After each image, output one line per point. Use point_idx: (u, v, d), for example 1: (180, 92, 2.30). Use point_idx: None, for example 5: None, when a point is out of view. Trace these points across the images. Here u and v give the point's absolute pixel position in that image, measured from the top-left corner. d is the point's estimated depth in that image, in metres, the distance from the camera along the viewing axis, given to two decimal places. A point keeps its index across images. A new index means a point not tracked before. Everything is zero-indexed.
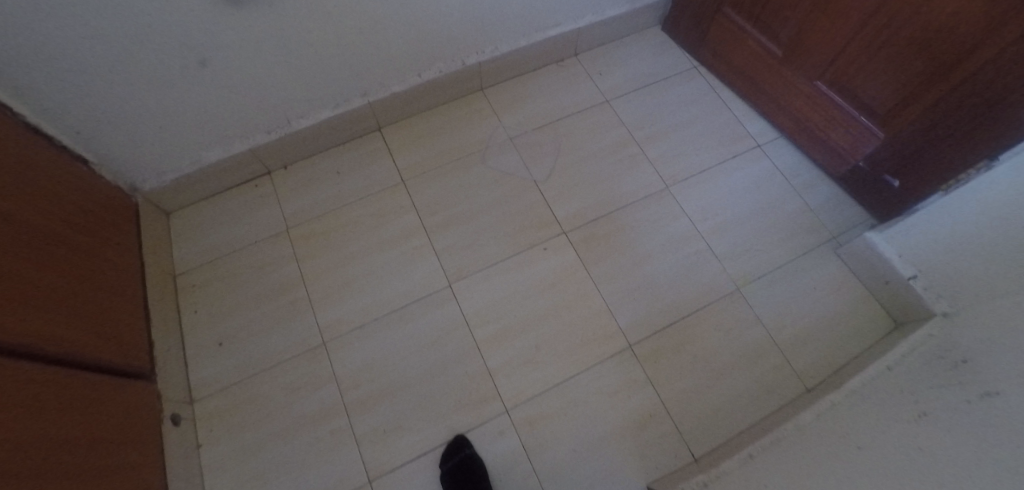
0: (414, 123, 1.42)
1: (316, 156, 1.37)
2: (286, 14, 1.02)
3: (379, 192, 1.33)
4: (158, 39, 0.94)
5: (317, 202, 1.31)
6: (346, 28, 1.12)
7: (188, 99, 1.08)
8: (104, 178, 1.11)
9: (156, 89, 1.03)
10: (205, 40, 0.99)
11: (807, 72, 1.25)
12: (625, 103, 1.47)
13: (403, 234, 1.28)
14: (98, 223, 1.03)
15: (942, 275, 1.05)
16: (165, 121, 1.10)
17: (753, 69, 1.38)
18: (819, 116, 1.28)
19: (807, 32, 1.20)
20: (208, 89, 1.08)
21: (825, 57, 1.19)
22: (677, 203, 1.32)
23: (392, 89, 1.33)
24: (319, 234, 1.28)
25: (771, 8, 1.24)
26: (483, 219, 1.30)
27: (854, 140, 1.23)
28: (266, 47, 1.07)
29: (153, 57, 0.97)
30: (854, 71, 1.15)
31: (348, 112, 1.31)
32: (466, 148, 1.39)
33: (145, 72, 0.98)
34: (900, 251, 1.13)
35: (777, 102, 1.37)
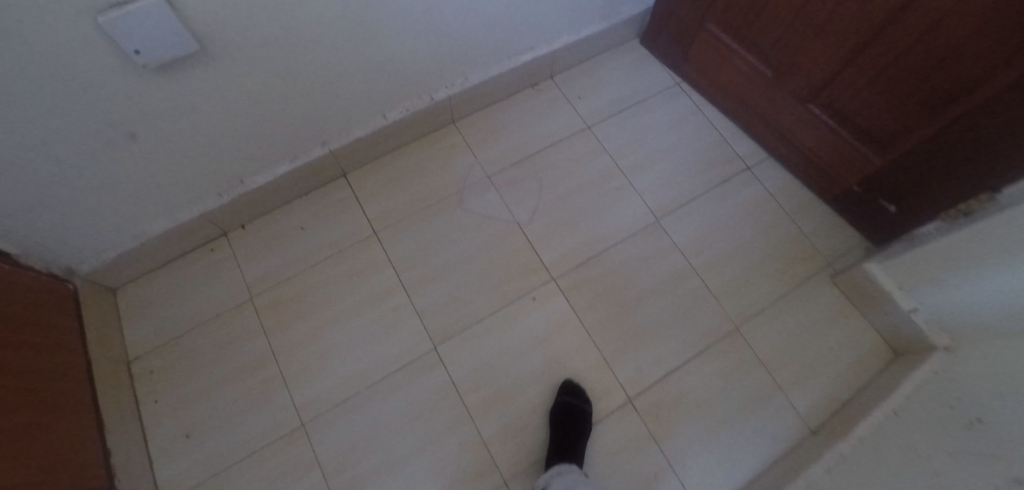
0: (383, 164, 1.31)
1: (279, 211, 1.25)
2: (225, 73, 0.89)
3: (351, 247, 1.22)
4: (77, 120, 0.81)
5: (282, 264, 1.20)
6: (297, 80, 1.00)
7: (122, 173, 0.95)
8: (33, 269, 0.97)
9: (82, 169, 0.89)
10: (134, 113, 0.86)
11: (798, 94, 1.19)
12: (607, 128, 1.38)
13: (379, 293, 1.18)
14: (36, 328, 0.90)
15: (941, 310, 1.02)
16: (97, 199, 0.97)
17: (741, 87, 1.31)
18: (812, 138, 1.23)
19: (796, 54, 1.13)
20: (144, 161, 0.95)
21: (818, 79, 1.12)
22: (669, 237, 1.26)
23: (357, 134, 1.21)
24: (287, 300, 1.17)
25: (760, 26, 1.16)
26: (465, 270, 1.21)
27: (849, 163, 1.18)
28: (206, 110, 0.94)
29: (74, 139, 0.83)
30: (849, 95, 1.09)
31: (311, 164, 1.20)
32: (441, 190, 1.29)
33: (66, 156, 0.85)
34: (901, 283, 1.10)
35: (766, 121, 1.31)
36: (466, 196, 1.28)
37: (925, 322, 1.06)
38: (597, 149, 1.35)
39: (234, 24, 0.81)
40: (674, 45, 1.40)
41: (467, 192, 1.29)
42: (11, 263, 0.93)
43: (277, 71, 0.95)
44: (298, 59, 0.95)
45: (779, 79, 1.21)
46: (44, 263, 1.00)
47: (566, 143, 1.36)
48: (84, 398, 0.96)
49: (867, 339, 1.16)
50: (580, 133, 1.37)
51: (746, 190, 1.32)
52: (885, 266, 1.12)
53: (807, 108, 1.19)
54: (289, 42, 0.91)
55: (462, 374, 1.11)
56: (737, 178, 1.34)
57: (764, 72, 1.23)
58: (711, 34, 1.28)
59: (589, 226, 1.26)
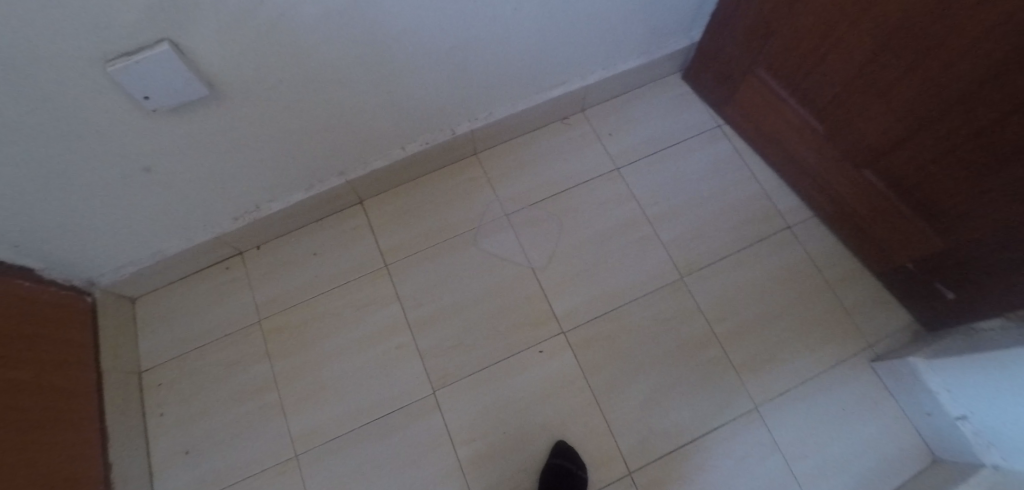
0: (400, 194, 1.28)
1: (294, 234, 1.25)
2: (239, 112, 0.89)
3: (359, 278, 1.20)
4: (93, 155, 0.82)
5: (292, 289, 1.20)
6: (312, 115, 0.98)
7: (139, 199, 0.96)
8: (55, 283, 1.01)
9: (99, 196, 0.91)
10: (147, 148, 0.86)
11: (849, 156, 1.06)
12: (637, 171, 1.30)
13: (382, 329, 1.16)
14: (53, 347, 0.93)
15: (995, 425, 0.89)
16: (115, 221, 0.98)
17: (787, 139, 1.18)
18: (863, 204, 1.09)
19: (849, 115, 1.00)
20: (160, 189, 0.96)
21: (872, 145, 0.99)
22: (693, 297, 1.18)
23: (375, 165, 1.19)
24: (293, 326, 1.16)
25: (812, 79, 1.03)
26: (472, 313, 1.17)
27: (903, 239, 1.05)
28: (221, 144, 0.94)
29: (90, 171, 0.85)
30: (906, 167, 0.95)
31: (327, 192, 1.18)
32: (457, 226, 1.25)
33: (82, 185, 0.87)
34: (947, 384, 0.97)
35: (812, 178, 1.18)
36: (482, 234, 1.24)
37: (975, 434, 0.93)
38: (624, 193, 1.27)
39: (245, 66, 0.81)
40: (718, 86, 1.28)
41: (484, 230, 1.25)
42: (34, 280, 0.96)
43: (291, 107, 0.94)
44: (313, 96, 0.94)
45: (826, 139, 1.08)
46: (65, 276, 1.03)
47: (592, 184, 1.29)
48: (95, 413, 0.99)
49: (904, 435, 1.05)
50: (608, 174, 1.29)
51: (784, 252, 1.21)
52: (932, 366, 1.00)
53: (856, 174, 1.06)
54: (302, 81, 0.89)
55: (457, 423, 1.08)
56: (775, 237, 1.23)
57: (811, 128, 1.10)
58: (756, 80, 1.16)
59: (607, 278, 1.20)
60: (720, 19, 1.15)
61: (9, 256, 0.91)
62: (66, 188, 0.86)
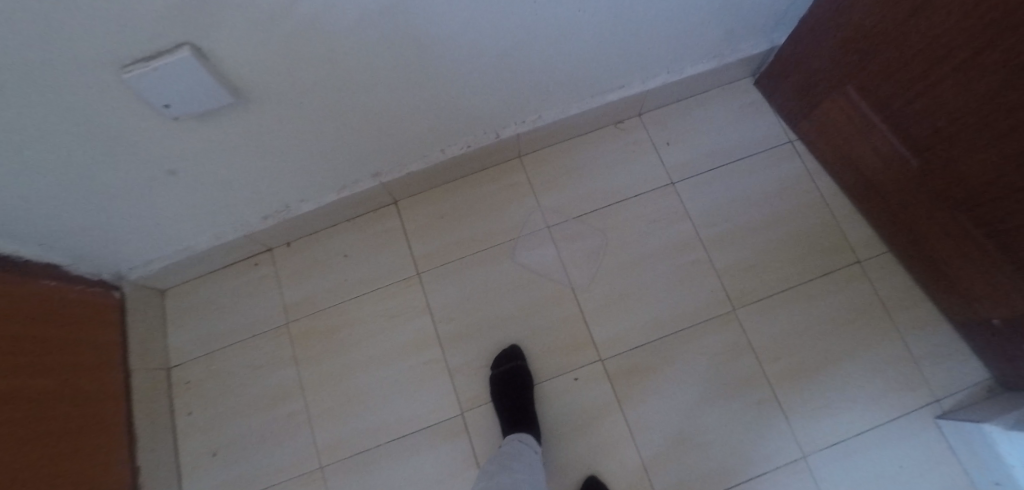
0: (436, 197, 1.20)
1: (323, 233, 1.19)
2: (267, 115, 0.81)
3: (390, 286, 1.15)
4: (116, 158, 0.77)
5: (322, 292, 1.15)
6: (347, 120, 0.90)
7: (166, 200, 0.91)
8: (83, 278, 0.98)
9: (124, 198, 0.86)
10: (172, 152, 0.80)
11: (943, 199, 0.93)
12: (694, 187, 1.19)
13: (412, 342, 1.11)
14: (79, 352, 0.91)
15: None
16: (141, 221, 0.94)
17: (869, 167, 1.05)
18: (951, 252, 0.97)
19: (952, 155, 0.87)
20: (187, 191, 0.91)
21: (974, 191, 0.86)
22: (744, 333, 1.09)
23: (412, 168, 1.11)
24: (321, 332, 1.13)
25: (912, 108, 0.89)
26: (506, 331, 1.11)
27: (993, 298, 0.93)
28: (249, 149, 0.86)
29: (113, 173, 0.79)
30: (1011, 224, 0.82)
31: (360, 194, 1.11)
32: (495, 236, 1.17)
33: (104, 187, 0.81)
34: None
35: (893, 213, 1.06)
36: (521, 247, 1.16)
37: None
38: (678, 212, 1.18)
39: (273, 72, 0.72)
40: (795, 97, 1.15)
41: (524, 242, 1.17)
42: (63, 279, 0.93)
43: (323, 113, 0.86)
44: (347, 101, 0.85)
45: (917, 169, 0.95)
46: (93, 269, 1.00)
47: (643, 200, 1.19)
48: (123, 414, 0.98)
49: None
50: (662, 190, 1.19)
51: (849, 290, 1.11)
52: (1010, 436, 0.89)
53: (945, 212, 0.93)
54: (335, 86, 0.81)
55: (485, 448, 1.03)
56: (841, 272, 1.13)
57: (900, 156, 0.96)
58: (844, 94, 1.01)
59: (652, 305, 1.12)
60: (807, 24, 1.02)
61: (33, 252, 0.88)
62: (86, 190, 0.80)
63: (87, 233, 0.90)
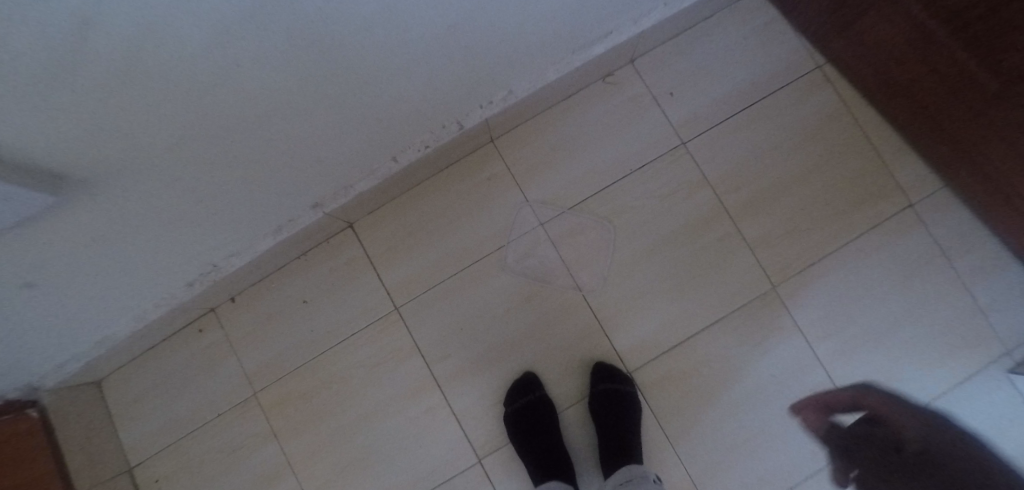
0: (399, 210, 0.96)
1: (273, 277, 0.97)
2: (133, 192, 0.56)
3: (366, 329, 0.95)
4: None
5: (287, 350, 0.96)
6: (255, 164, 0.65)
7: (44, 311, 0.68)
8: None
9: None
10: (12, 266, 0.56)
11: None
12: (708, 145, 0.99)
13: (405, 392, 0.93)
14: None
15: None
16: (23, 338, 0.71)
17: (927, 92, 0.84)
18: None
19: None
20: (67, 294, 0.68)
21: None
22: (790, 314, 0.94)
23: (361, 187, 0.86)
24: (297, 397, 0.95)
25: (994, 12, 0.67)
26: (515, 359, 0.93)
27: None
28: (129, 230, 0.62)
29: None
30: None
31: (304, 229, 0.88)
32: (480, 247, 0.95)
33: None
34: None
35: (957, 146, 0.86)
36: (514, 254, 0.95)
37: None
38: (694, 180, 0.97)
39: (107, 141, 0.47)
40: (830, 5, 0.90)
41: (517, 248, 0.95)
42: None
43: (216, 166, 0.60)
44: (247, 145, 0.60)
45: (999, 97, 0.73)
46: None
47: (651, 171, 0.98)
48: None
49: None
50: (671, 155, 0.98)
51: (900, 242, 0.95)
52: None
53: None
54: (220, 134, 0.55)
55: None
56: (889, 224, 0.96)
57: (973, 75, 0.74)
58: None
59: (678, 298, 0.95)
60: None
61: None
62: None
63: None
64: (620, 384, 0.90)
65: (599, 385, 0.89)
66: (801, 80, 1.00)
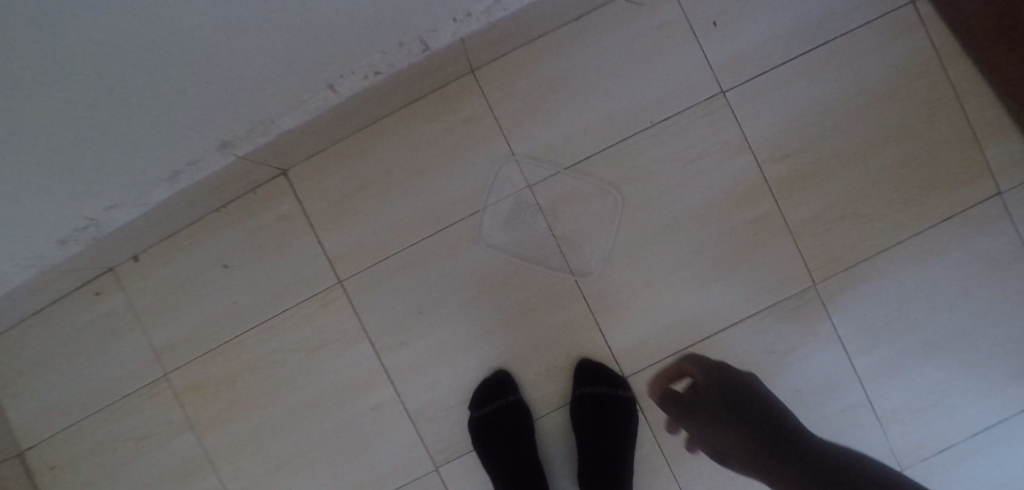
0: (348, 157, 0.75)
1: (186, 234, 0.76)
2: None
3: (302, 307, 0.75)
4: None
5: (206, 325, 0.77)
6: (83, 66, 0.43)
7: None
8: None
9: None
10: None
11: None
12: (756, 96, 0.76)
13: (349, 385, 0.75)
14: None
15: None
16: None
17: None
18: None
19: None
20: None
21: None
22: (829, 319, 0.77)
23: (286, 124, 0.63)
24: (218, 381, 0.77)
25: None
26: (486, 355, 0.74)
27: None
28: None
29: None
30: None
31: (213, 177, 0.66)
32: (449, 212, 0.74)
33: None
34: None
35: None
36: (491, 226, 0.74)
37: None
38: (731, 143, 0.75)
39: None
40: None
41: (496, 219, 0.74)
42: None
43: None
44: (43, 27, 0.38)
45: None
46: None
47: (677, 127, 0.75)
48: None
49: None
50: (705, 107, 0.75)
51: (982, 238, 0.75)
52: None
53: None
54: None
55: None
56: (971, 215, 0.76)
57: None
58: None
59: (694, 291, 0.76)
60: None
61: None
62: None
63: None
64: (611, 388, 0.72)
65: (585, 387, 0.71)
66: (886, 17, 0.76)
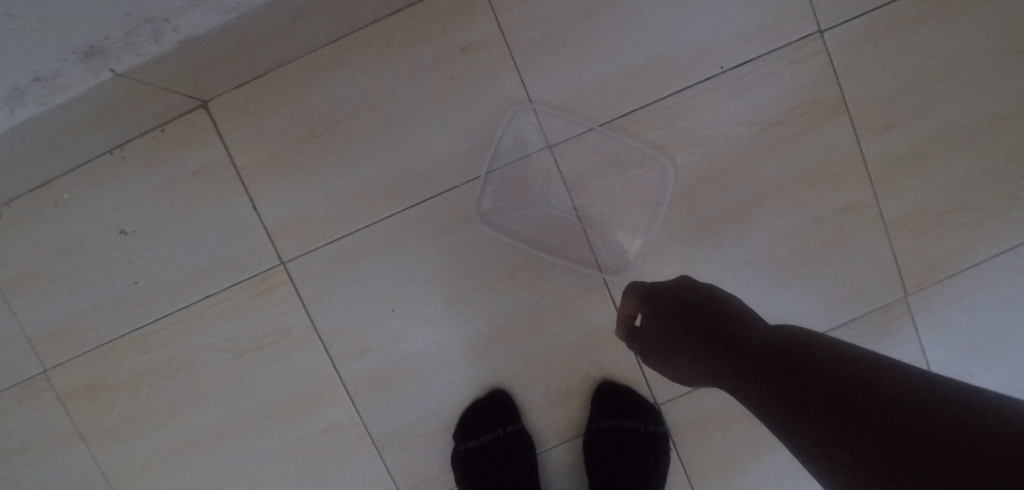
0: (296, 88, 0.53)
1: (66, 184, 0.55)
2: None
3: (228, 292, 0.55)
4: None
5: (97, 312, 0.57)
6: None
7: None
8: None
9: None
10: None
11: None
12: (862, 42, 0.55)
13: (294, 398, 0.57)
14: None
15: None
16: None
17: None
18: None
19: None
20: None
21: None
22: (918, 340, 0.60)
23: (187, 25, 0.40)
24: (116, 384, 0.57)
25: None
26: (476, 368, 0.56)
27: None
28: None
29: None
30: None
31: (84, 104, 0.44)
32: (435, 173, 0.53)
33: None
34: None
35: None
36: (497, 202, 0.54)
37: None
38: (824, 104, 0.56)
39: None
40: None
41: (505, 192, 0.54)
42: None
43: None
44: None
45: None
46: None
47: (755, 76, 0.55)
48: None
49: None
50: (794, 52, 0.55)
51: None
52: None
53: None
54: None
55: None
56: None
57: None
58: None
59: (750, 296, 0.58)
60: None
61: None
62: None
63: None
64: (639, 424, 0.56)
65: (607, 420, 0.55)
66: None
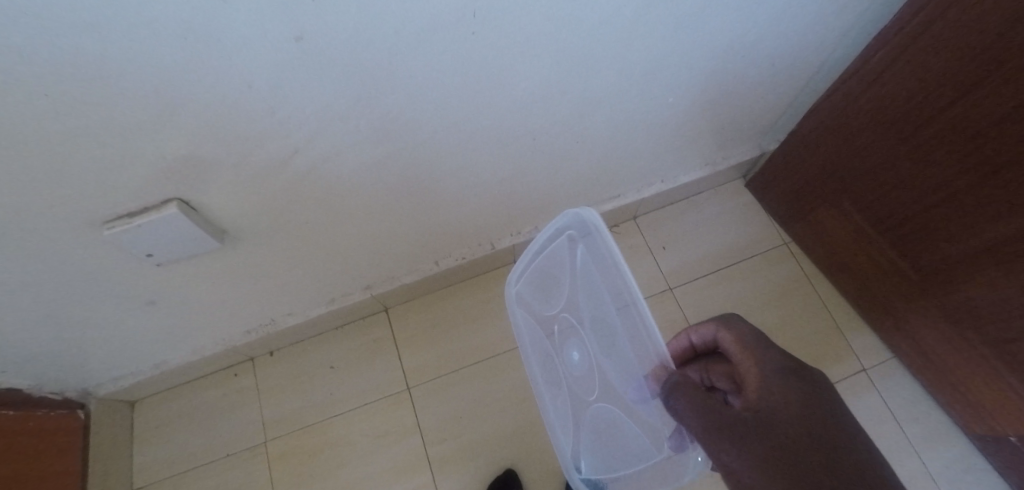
0: (429, 304, 1.16)
1: (311, 341, 1.13)
2: (259, 255, 0.82)
3: (377, 402, 1.08)
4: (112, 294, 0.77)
5: (304, 409, 1.08)
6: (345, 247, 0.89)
7: (150, 325, 0.89)
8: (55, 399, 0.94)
9: (117, 324, 0.84)
10: (160, 289, 0.80)
11: (926, 313, 0.98)
12: (690, 294, 1.20)
13: (399, 465, 1.02)
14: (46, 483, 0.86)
15: None
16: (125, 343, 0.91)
17: (856, 266, 1.10)
18: (947, 356, 0.98)
19: (945, 274, 0.90)
20: (174, 317, 0.90)
21: (946, 305, 0.93)
22: None
23: (404, 280, 1.07)
24: (302, 453, 1.04)
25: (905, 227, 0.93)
26: (502, 454, 1.03)
27: (1000, 402, 0.90)
28: (238, 279, 0.86)
29: (102, 308, 0.79)
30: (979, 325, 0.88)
31: (351, 305, 1.08)
32: (491, 346, 1.12)
33: (90, 320, 0.80)
34: None
35: (887, 310, 1.07)
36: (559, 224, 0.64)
37: None
38: (675, 321, 1.17)
39: (252, 211, 0.70)
40: (789, 199, 1.19)
41: (584, 246, 0.63)
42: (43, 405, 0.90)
43: (316, 241, 0.84)
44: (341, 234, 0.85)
45: (928, 241, 0.90)
46: (56, 389, 0.94)
47: None
48: None
49: None
50: (658, 298, 1.19)
51: (856, 402, 1.09)
52: None
53: (967, 277, 0.86)
54: (330, 223, 0.80)
55: None
56: (842, 385, 1.11)
57: (900, 266, 0.99)
58: (834, 176, 1.03)
59: None
60: (800, 133, 1.07)
61: (21, 381, 0.86)
62: (42, 319, 0.74)
63: (73, 357, 0.88)
64: None
65: None
66: (769, 254, 1.24)
